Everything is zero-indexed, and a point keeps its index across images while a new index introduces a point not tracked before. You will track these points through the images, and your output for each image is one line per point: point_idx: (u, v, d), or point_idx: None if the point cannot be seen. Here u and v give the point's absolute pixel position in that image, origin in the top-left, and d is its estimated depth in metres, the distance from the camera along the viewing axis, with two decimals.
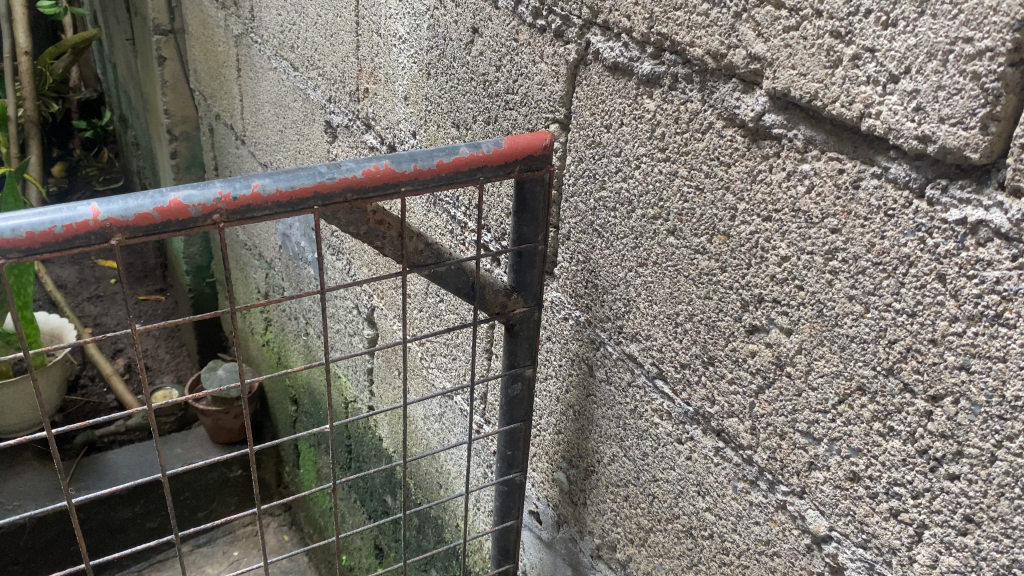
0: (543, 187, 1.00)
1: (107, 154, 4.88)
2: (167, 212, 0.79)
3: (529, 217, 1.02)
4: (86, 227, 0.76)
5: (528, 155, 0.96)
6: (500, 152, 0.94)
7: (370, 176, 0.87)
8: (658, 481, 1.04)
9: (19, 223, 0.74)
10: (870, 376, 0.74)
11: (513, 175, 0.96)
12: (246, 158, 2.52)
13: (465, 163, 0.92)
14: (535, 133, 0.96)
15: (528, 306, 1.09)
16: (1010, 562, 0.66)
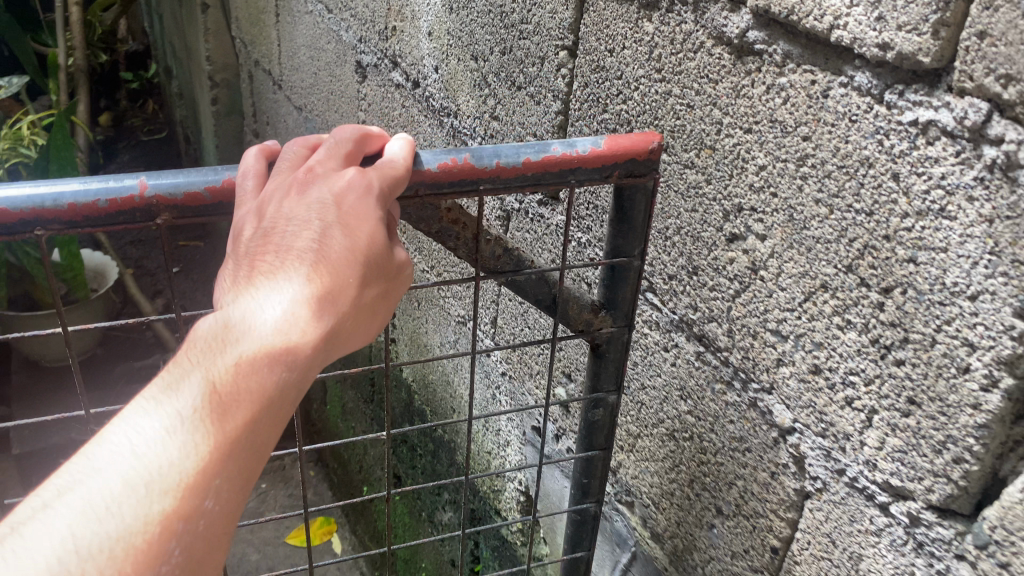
0: (644, 195, 0.87)
1: (153, 106, 5.03)
2: (219, 192, 0.73)
3: (628, 228, 0.89)
4: (131, 203, 0.71)
5: (631, 158, 0.83)
6: (597, 153, 0.81)
7: (446, 170, 0.76)
8: (645, 388, 1.11)
9: (61, 193, 0.69)
10: (832, 274, 0.80)
11: (611, 181, 0.83)
12: (283, 102, 2.61)
13: (556, 162, 0.79)
14: (640, 132, 0.82)
15: (618, 326, 0.97)
16: (945, 438, 0.72)
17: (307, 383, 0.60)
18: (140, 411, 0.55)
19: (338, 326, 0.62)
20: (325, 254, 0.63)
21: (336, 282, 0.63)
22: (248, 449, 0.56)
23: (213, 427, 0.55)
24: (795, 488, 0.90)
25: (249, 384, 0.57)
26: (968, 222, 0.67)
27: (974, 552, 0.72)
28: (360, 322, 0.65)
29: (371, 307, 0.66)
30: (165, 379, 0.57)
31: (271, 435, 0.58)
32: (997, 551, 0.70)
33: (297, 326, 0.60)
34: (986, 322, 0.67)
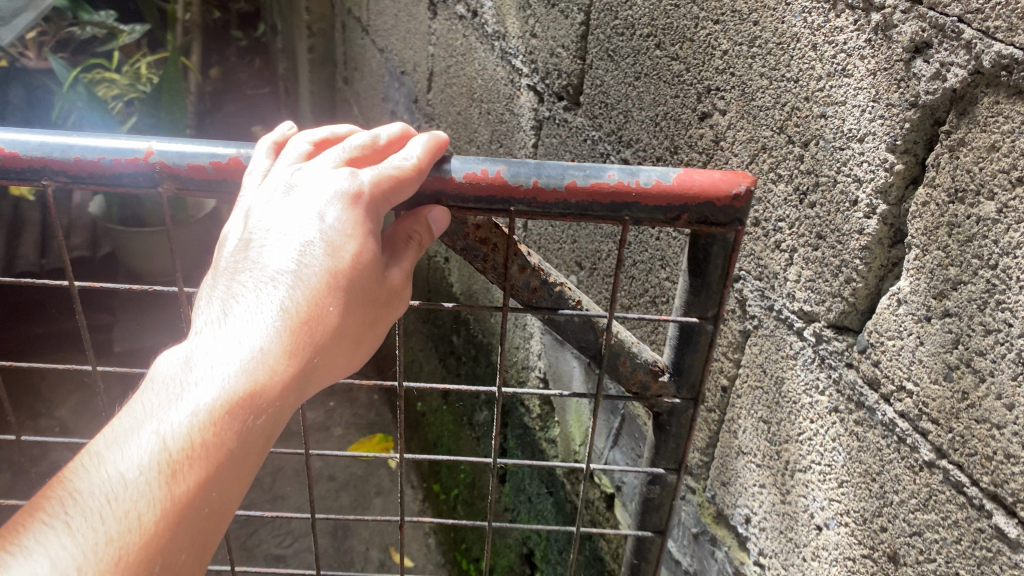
0: (724, 248, 0.77)
1: (259, 64, 5.40)
2: (224, 169, 0.75)
3: (702, 291, 0.80)
4: (135, 165, 0.74)
5: (701, 202, 0.72)
6: (660, 188, 0.71)
7: (474, 184, 0.72)
8: (636, 263, 1.31)
9: (72, 148, 0.74)
10: (770, 137, 0.96)
11: (679, 225, 0.73)
12: (370, 47, 2.86)
13: (602, 192, 0.71)
14: (723, 173, 0.72)
15: (683, 398, 0.91)
16: (841, 263, 0.88)
17: (274, 426, 0.61)
18: (93, 472, 0.56)
19: (313, 361, 0.63)
20: (301, 285, 0.64)
21: (312, 314, 0.63)
22: (208, 501, 0.57)
23: (171, 482, 0.56)
24: (739, 330, 1.07)
25: (207, 438, 0.58)
26: (861, 76, 0.83)
27: (857, 357, 0.88)
28: (336, 355, 0.65)
29: (350, 338, 0.66)
30: (123, 436, 0.58)
31: (238, 481, 0.59)
32: (871, 352, 0.86)
33: (264, 367, 0.60)
34: (869, 159, 0.83)
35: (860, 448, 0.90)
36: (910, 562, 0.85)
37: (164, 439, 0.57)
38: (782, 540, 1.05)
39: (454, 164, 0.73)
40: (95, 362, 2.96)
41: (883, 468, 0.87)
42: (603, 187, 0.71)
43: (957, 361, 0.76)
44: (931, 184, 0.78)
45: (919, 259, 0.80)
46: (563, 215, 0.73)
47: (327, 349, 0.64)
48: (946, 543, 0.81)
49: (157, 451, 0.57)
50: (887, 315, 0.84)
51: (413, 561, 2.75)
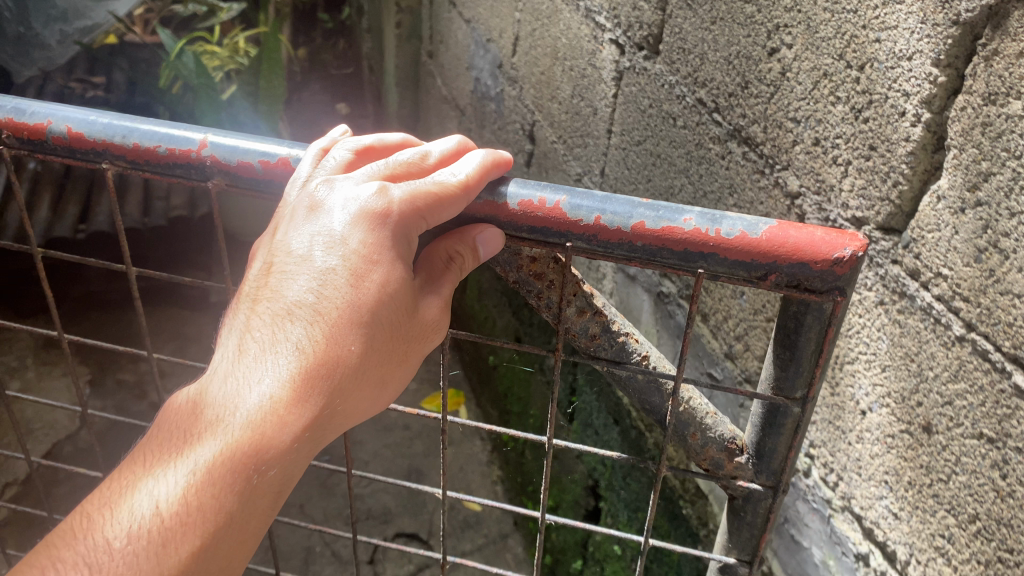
0: (819, 322, 0.75)
1: (343, 46, 5.67)
2: (272, 168, 0.82)
3: (791, 367, 0.79)
4: (190, 156, 0.82)
5: (791, 261, 0.70)
6: (744, 245, 0.70)
7: (540, 213, 0.75)
8: (705, 194, 1.43)
9: (134, 135, 0.83)
10: (831, 64, 1.09)
11: (764, 287, 0.72)
12: (456, 19, 3.03)
13: (676, 237, 0.71)
14: (824, 237, 0.70)
15: (763, 481, 0.88)
16: (890, 170, 1.01)
17: (281, 479, 0.72)
18: (128, 505, 0.71)
19: (321, 410, 0.73)
20: (316, 338, 0.73)
21: (325, 364, 0.73)
22: (220, 538, 0.71)
23: (185, 521, 0.70)
24: None
25: (218, 488, 0.70)
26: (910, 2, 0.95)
27: (901, 253, 1.01)
28: (341, 404, 0.75)
29: (355, 384, 0.75)
30: (155, 475, 0.72)
31: (248, 521, 0.72)
32: (913, 247, 0.99)
33: (273, 422, 0.71)
34: (917, 75, 0.95)
35: (901, 333, 1.02)
36: (941, 430, 0.97)
37: (159, 504, 0.70)
38: (830, 430, 1.17)
39: (513, 190, 0.77)
40: (192, 313, 3.19)
41: (920, 348, 0.99)
42: (677, 231, 0.71)
43: (986, 244, 0.89)
44: (969, 91, 0.90)
45: (956, 157, 0.92)
46: (627, 258, 0.74)
47: (333, 399, 0.74)
48: (972, 407, 0.93)
49: (154, 516, 0.70)
50: (927, 211, 0.97)
51: (479, 505, 2.95)
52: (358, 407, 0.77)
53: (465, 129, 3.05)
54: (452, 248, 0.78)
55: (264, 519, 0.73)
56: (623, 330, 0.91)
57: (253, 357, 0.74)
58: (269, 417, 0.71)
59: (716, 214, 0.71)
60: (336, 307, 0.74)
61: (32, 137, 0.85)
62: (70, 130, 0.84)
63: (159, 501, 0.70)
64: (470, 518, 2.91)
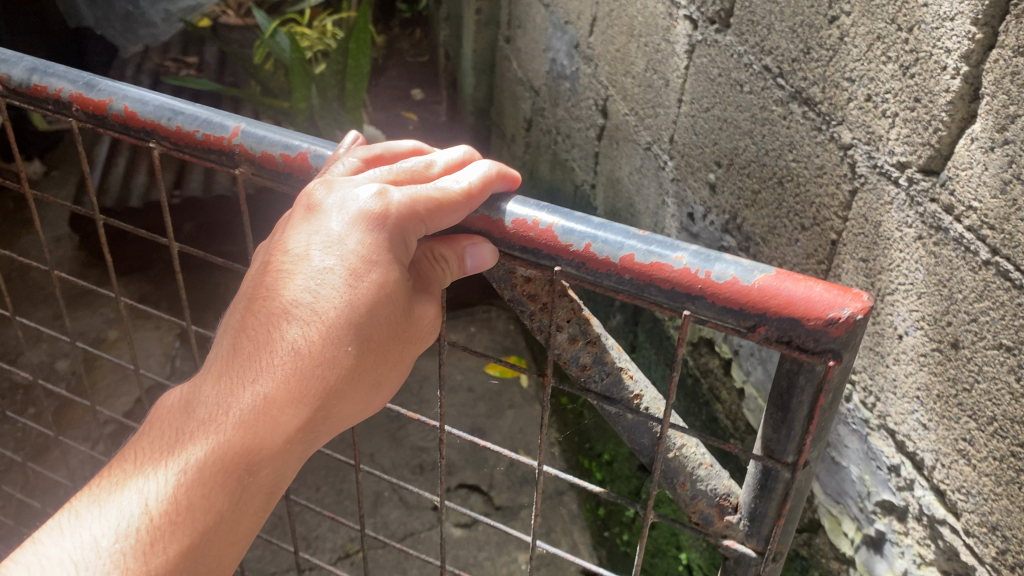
0: (810, 384, 0.73)
1: (419, 35, 5.92)
2: (292, 161, 0.92)
3: (784, 430, 0.77)
4: (224, 142, 0.93)
5: (779, 316, 0.68)
6: (731, 293, 0.69)
7: (535, 236, 0.78)
8: (767, 152, 1.58)
9: (176, 119, 0.94)
10: (884, 27, 1.23)
11: (752, 338, 0.71)
12: (534, 4, 3.20)
13: (664, 274, 0.72)
14: (819, 295, 0.68)
15: (749, 540, 0.86)
16: (932, 118, 1.15)
17: (271, 479, 0.75)
18: (116, 502, 0.73)
19: (316, 412, 0.76)
20: (308, 341, 0.75)
21: (320, 366, 0.75)
22: (208, 537, 0.73)
23: (175, 517, 0.72)
24: (849, 190, 1.35)
25: (212, 486, 0.73)
26: None
27: (938, 192, 1.15)
28: (337, 406, 0.77)
29: (349, 389, 0.77)
30: (145, 473, 0.74)
31: (236, 521, 0.74)
32: (949, 184, 1.13)
33: (267, 425, 0.74)
34: (957, 33, 1.09)
35: (936, 263, 1.16)
36: (967, 344, 1.11)
37: (149, 504, 0.72)
38: (871, 355, 1.32)
39: (511, 206, 0.80)
40: None
41: (952, 274, 1.13)
42: (664, 269, 0.72)
43: (1011, 177, 1.03)
44: (1002, 45, 1.04)
45: (989, 103, 1.06)
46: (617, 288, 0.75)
47: (324, 405, 0.76)
48: (994, 321, 1.07)
49: (140, 518, 0.72)
50: (961, 152, 1.11)
51: (538, 463, 3.09)
52: (352, 410, 0.80)
53: (539, 108, 3.23)
54: (445, 252, 0.82)
55: (254, 519, 0.76)
56: (618, 364, 0.95)
57: (246, 357, 0.76)
58: (264, 419, 0.74)
59: (709, 256, 0.71)
60: (330, 309, 0.76)
61: (95, 111, 0.98)
62: (126, 108, 0.97)
63: (148, 502, 0.72)
64: (528, 474, 3.06)
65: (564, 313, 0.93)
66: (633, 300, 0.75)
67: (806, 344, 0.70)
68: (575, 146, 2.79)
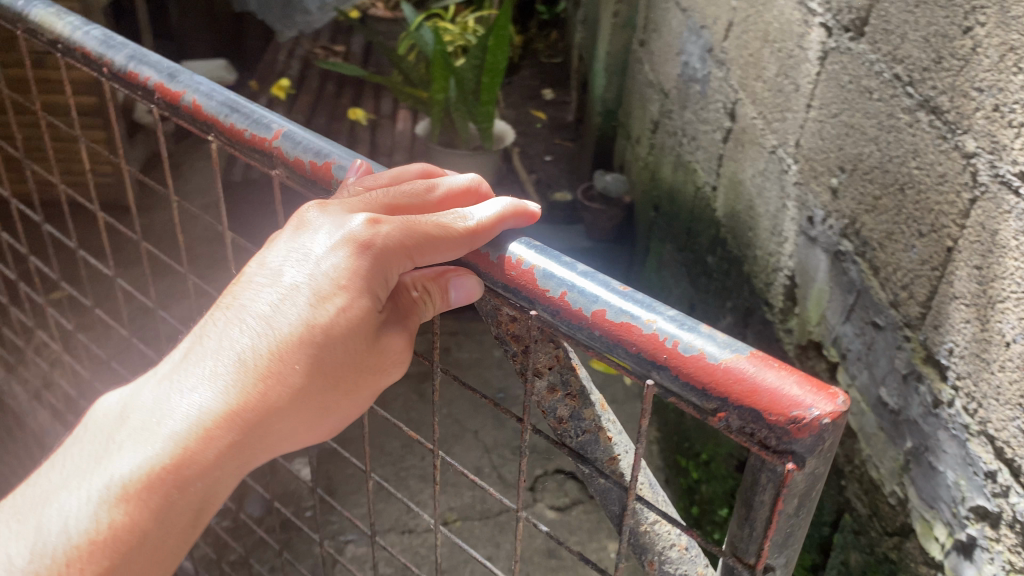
0: (771, 484, 0.68)
1: (556, 36, 6.07)
2: (317, 168, 0.99)
3: (746, 525, 0.73)
4: (266, 143, 1.03)
5: (740, 405, 0.65)
6: (695, 370, 0.67)
7: (518, 277, 0.79)
8: (891, 159, 1.60)
9: (232, 118, 1.05)
10: (1017, 40, 1.25)
11: (712, 420, 0.68)
12: (672, 9, 3.26)
13: (631, 336, 0.70)
14: (788, 390, 0.63)
15: None
16: None
17: (201, 499, 0.77)
18: (41, 514, 0.76)
19: (254, 430, 0.78)
20: (260, 354, 0.78)
21: (267, 381, 0.78)
22: (131, 557, 0.75)
23: (99, 530, 0.74)
24: (969, 199, 1.36)
25: (137, 505, 0.74)
26: None
27: None
28: (276, 428, 0.79)
29: (290, 415, 0.79)
30: (72, 487, 0.77)
31: (163, 540, 0.76)
32: None
33: (204, 440, 0.76)
34: None
35: None
36: None
37: (69, 525, 0.75)
38: (976, 362, 1.34)
39: (511, 246, 0.81)
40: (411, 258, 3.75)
41: None
42: (634, 331, 0.70)
43: None
44: None
45: None
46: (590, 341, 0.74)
47: (262, 426, 0.78)
48: None
49: (62, 536, 0.74)
50: None
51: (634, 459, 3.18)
52: (296, 439, 0.81)
53: (667, 112, 3.29)
54: (421, 279, 0.84)
55: (183, 540, 0.77)
56: (598, 422, 0.92)
57: (193, 379, 0.78)
58: (199, 435, 0.76)
59: (682, 324, 0.69)
60: (280, 329, 0.79)
61: (173, 102, 1.11)
62: (195, 102, 1.09)
63: (72, 516, 0.75)
64: None
65: (545, 360, 0.90)
66: (604, 357, 0.74)
67: (769, 439, 0.66)
68: (700, 148, 2.85)
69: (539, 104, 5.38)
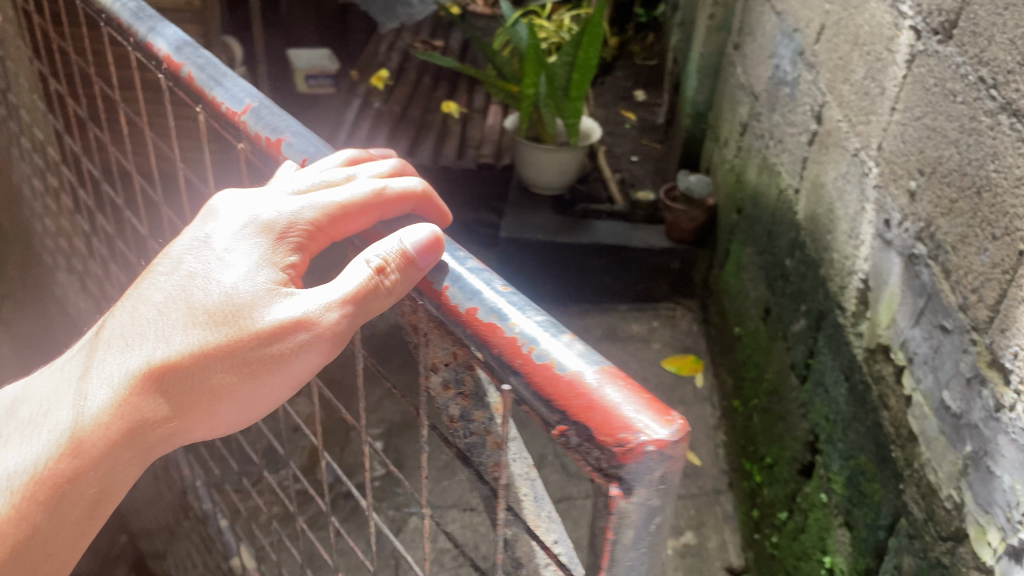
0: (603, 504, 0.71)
1: (652, 39, 6.10)
2: (274, 143, 1.13)
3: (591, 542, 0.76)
4: (236, 116, 1.18)
5: (575, 420, 0.69)
6: (543, 381, 0.71)
7: (418, 275, 0.86)
8: (970, 162, 1.59)
9: (212, 90, 1.21)
10: None
11: (555, 434, 0.72)
12: (767, 12, 3.25)
13: (497, 338, 0.76)
14: (615, 413, 0.67)
15: None
16: None
17: (95, 487, 0.91)
18: None
19: (140, 426, 0.92)
20: (144, 364, 0.93)
21: (149, 383, 0.92)
22: (34, 540, 0.89)
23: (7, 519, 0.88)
24: None
25: (38, 493, 0.89)
26: None
27: None
28: (160, 426, 0.92)
29: (174, 412, 0.93)
30: None
31: (63, 527, 0.90)
32: None
33: (95, 435, 0.90)
34: None
35: None
36: None
37: None
38: None
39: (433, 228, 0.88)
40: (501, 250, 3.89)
41: None
42: (499, 332, 0.76)
43: None
44: None
45: None
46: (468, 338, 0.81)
47: (145, 424, 0.92)
48: None
49: None
50: None
51: (700, 460, 3.19)
52: (189, 428, 0.94)
53: (755, 115, 3.28)
54: None
55: (81, 525, 0.91)
56: (489, 425, 0.95)
57: (77, 379, 0.94)
58: (92, 432, 0.91)
59: (543, 334, 0.73)
60: (160, 343, 0.93)
61: (174, 72, 1.28)
62: (189, 73, 1.26)
63: None
64: (688, 468, 3.16)
65: (443, 355, 0.94)
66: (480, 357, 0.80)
67: (603, 461, 0.69)
68: (785, 150, 2.84)
69: (629, 105, 5.41)
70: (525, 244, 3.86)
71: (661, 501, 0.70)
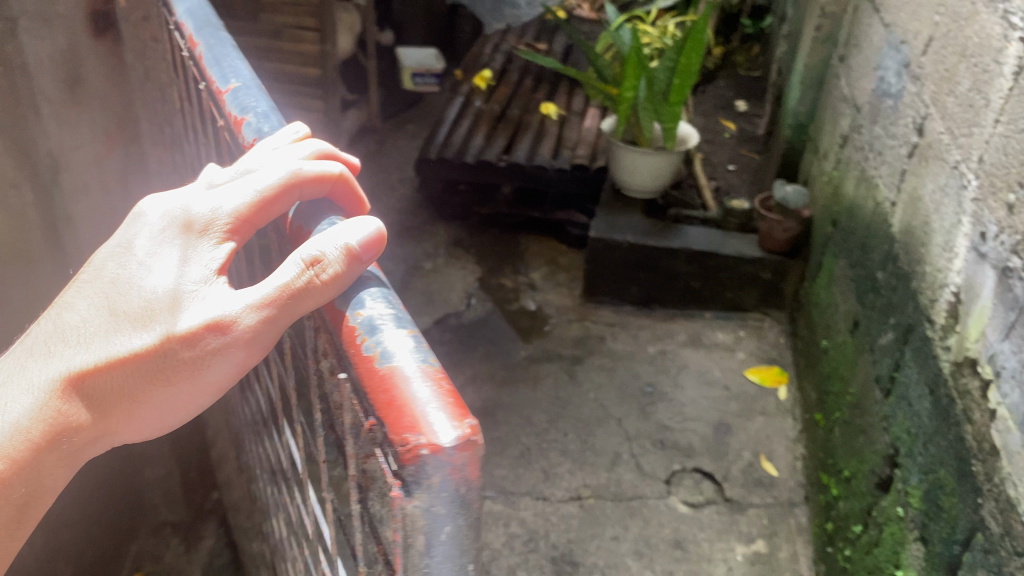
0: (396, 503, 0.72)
1: (757, 50, 6.05)
2: (238, 122, 1.22)
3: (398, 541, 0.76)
4: (220, 93, 1.28)
5: (379, 413, 0.71)
6: (364, 371, 0.74)
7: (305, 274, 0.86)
8: None
9: (211, 69, 1.33)
10: None
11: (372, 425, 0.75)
12: (875, 24, 3.21)
13: (346, 328, 0.80)
14: (404, 413, 0.68)
15: None
16: None
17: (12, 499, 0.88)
18: None
19: (61, 437, 0.89)
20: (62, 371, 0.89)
21: (69, 392, 0.89)
22: None
23: None
24: None
25: None
26: None
27: None
28: (80, 435, 0.90)
29: (96, 422, 0.90)
30: None
31: None
32: None
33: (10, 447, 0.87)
34: None
35: None
36: None
37: None
38: None
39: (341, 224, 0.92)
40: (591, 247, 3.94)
41: None
42: (347, 321, 0.80)
43: None
44: None
45: None
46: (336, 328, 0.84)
47: (63, 433, 0.89)
48: None
49: None
50: None
51: (777, 471, 3.17)
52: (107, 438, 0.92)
53: (857, 128, 3.25)
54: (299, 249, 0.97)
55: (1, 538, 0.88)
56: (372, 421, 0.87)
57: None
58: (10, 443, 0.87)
59: (374, 330, 0.76)
60: (81, 352, 0.90)
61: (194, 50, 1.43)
62: (201, 53, 1.39)
63: None
64: (764, 478, 3.15)
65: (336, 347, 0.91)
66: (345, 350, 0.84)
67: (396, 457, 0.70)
68: (884, 163, 2.81)
69: (729, 115, 5.38)
70: (614, 246, 3.91)
71: (445, 512, 0.69)
